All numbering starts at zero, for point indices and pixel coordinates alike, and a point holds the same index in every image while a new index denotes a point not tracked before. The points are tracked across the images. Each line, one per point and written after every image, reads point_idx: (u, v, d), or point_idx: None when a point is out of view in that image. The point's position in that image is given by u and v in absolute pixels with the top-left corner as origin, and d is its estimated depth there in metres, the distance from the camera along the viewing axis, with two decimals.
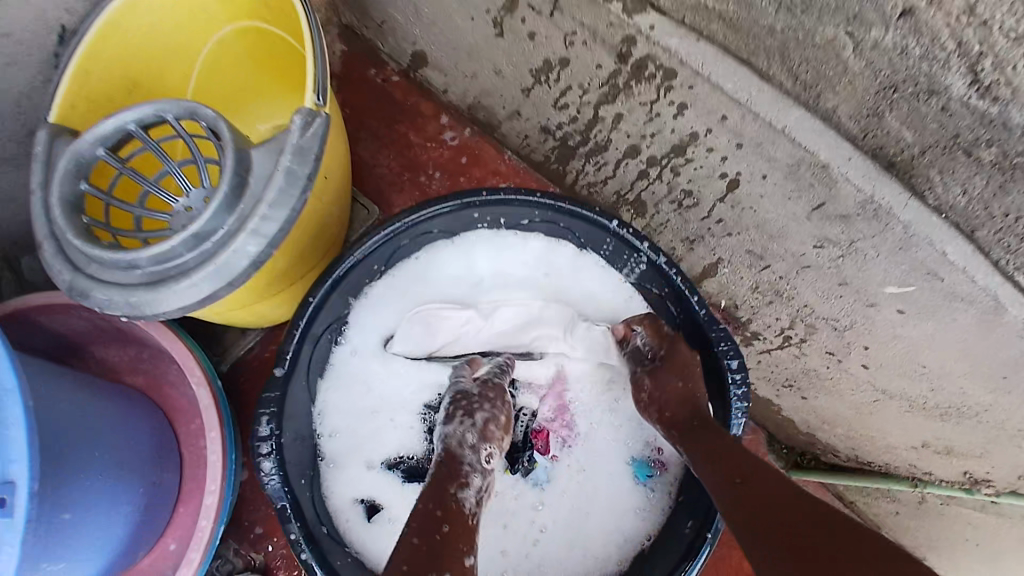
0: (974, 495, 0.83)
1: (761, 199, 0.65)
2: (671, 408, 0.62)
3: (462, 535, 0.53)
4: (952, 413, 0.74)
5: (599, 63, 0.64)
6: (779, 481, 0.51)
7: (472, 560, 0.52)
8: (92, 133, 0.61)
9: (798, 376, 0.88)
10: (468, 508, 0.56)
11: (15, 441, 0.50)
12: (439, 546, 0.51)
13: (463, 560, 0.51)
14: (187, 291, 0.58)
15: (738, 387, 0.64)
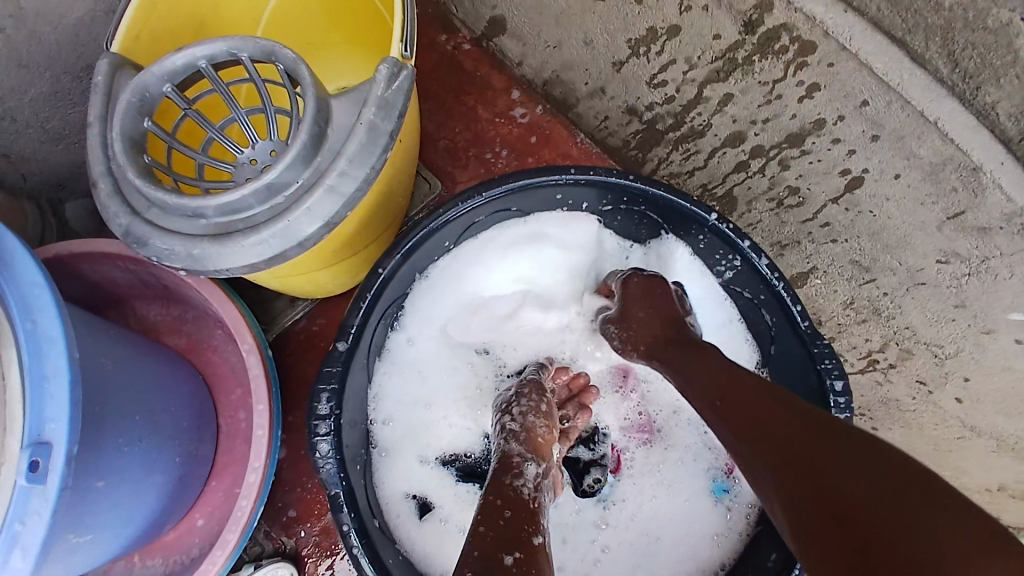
0: None
1: (886, 201, 0.62)
2: (645, 335, 0.58)
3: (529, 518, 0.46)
4: None
5: (719, 33, 0.63)
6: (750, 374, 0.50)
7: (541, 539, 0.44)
8: (162, 68, 0.56)
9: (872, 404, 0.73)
10: (526, 493, 0.49)
11: (56, 398, 0.46)
12: (512, 523, 0.44)
13: (532, 539, 0.43)
14: (256, 247, 0.53)
15: (844, 413, 0.58)
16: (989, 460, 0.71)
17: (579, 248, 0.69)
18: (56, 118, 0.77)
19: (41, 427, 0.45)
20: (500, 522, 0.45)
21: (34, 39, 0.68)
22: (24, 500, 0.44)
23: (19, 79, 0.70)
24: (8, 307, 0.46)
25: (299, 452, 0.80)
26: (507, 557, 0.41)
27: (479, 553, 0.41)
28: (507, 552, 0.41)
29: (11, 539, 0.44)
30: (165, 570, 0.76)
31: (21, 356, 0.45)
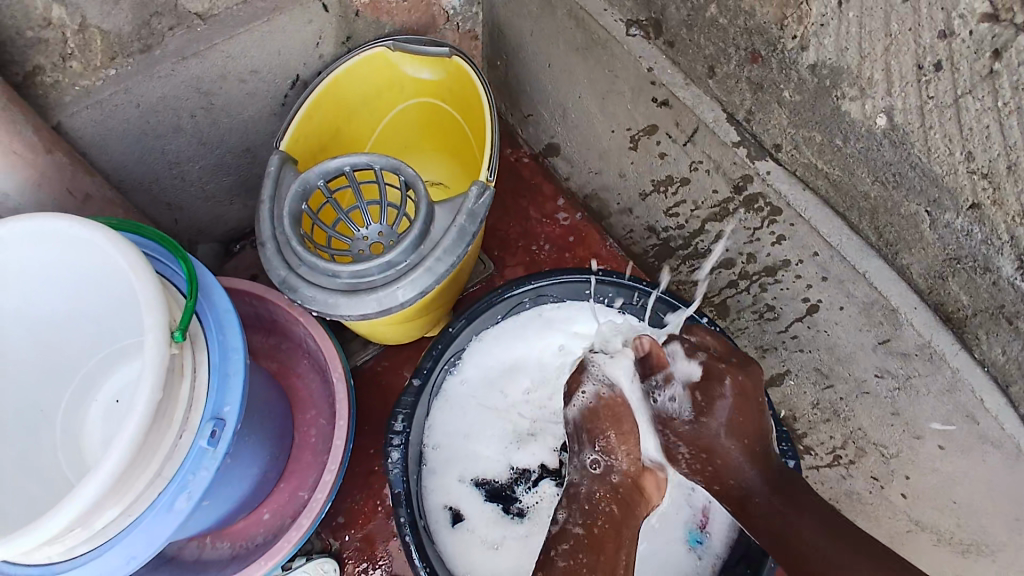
0: None
1: (835, 325, 0.75)
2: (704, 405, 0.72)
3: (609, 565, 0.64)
4: (975, 549, 0.74)
5: (716, 189, 0.80)
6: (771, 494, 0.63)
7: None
8: (321, 170, 0.79)
9: (841, 497, 0.88)
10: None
11: (233, 387, 0.66)
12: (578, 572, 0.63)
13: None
14: (371, 303, 0.73)
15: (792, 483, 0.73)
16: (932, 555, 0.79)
17: None
18: (213, 183, 0.98)
19: (219, 407, 0.64)
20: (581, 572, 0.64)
21: (214, 124, 0.89)
22: (198, 458, 0.62)
23: (197, 151, 0.91)
24: (207, 322, 0.67)
25: (354, 468, 0.98)
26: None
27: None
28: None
29: (183, 487, 0.61)
30: (231, 552, 0.92)
31: (212, 357, 0.66)
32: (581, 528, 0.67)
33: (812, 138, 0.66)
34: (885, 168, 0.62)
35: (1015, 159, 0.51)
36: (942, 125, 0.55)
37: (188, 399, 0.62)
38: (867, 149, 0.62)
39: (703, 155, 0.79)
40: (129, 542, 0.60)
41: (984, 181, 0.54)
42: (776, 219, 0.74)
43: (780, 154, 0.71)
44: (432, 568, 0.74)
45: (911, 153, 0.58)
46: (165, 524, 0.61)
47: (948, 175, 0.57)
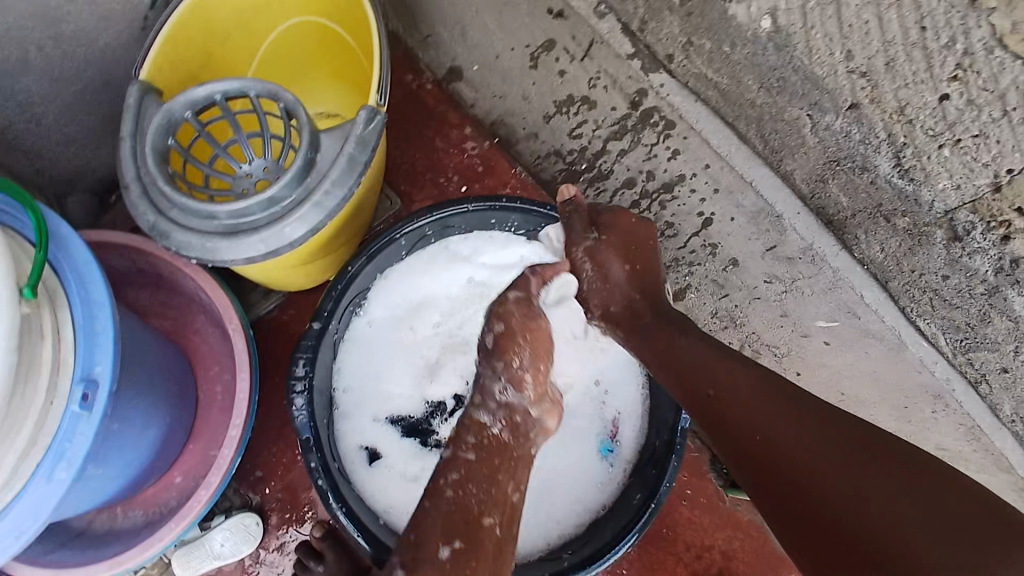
0: None
1: (728, 236, 0.80)
2: (613, 300, 0.76)
3: (499, 507, 0.66)
4: None
5: (615, 106, 0.84)
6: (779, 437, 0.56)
7: (489, 521, 0.64)
8: (186, 98, 0.72)
9: None
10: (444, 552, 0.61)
11: (102, 346, 0.60)
12: (465, 506, 0.65)
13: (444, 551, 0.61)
14: (256, 245, 0.69)
15: None
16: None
17: (504, 265, 0.87)
18: (74, 125, 0.88)
19: (90, 368, 0.59)
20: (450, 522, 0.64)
21: (65, 57, 0.79)
22: (72, 423, 0.58)
23: (51, 90, 0.81)
24: (65, 278, 0.61)
25: (268, 422, 0.96)
26: (445, 548, 0.61)
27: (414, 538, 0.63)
28: (447, 545, 0.61)
29: (59, 456, 0.57)
30: (144, 519, 0.89)
31: (76, 315, 0.60)
32: (451, 494, 0.65)
33: (704, 46, 0.70)
34: (771, 73, 0.66)
35: (893, 54, 0.55)
36: (823, 24, 0.57)
37: (51, 363, 0.57)
38: (752, 55, 0.66)
39: (600, 70, 0.84)
40: (8, 519, 0.56)
41: (863, 79, 0.58)
42: (670, 133, 0.81)
43: (672, 65, 0.76)
44: (349, 508, 0.76)
45: (793, 55, 0.62)
46: (47, 496, 0.57)
47: (828, 76, 0.61)
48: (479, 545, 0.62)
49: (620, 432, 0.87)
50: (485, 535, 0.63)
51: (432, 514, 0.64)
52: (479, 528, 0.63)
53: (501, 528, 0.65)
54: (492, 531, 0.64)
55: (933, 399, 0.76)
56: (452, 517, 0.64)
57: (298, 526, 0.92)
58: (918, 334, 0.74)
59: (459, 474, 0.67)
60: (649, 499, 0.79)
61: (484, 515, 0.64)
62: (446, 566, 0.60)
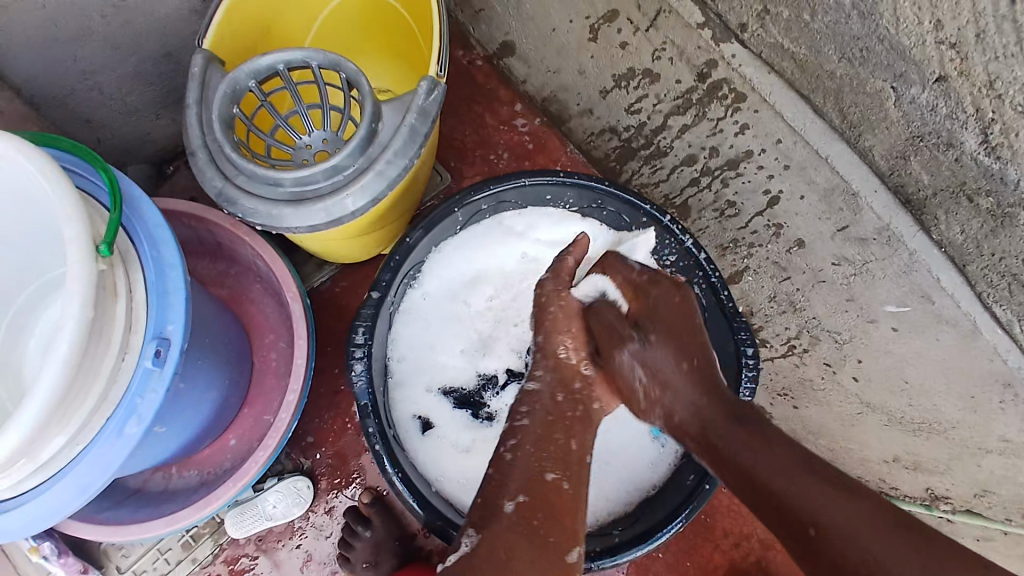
0: (933, 512, 0.82)
1: (795, 215, 0.78)
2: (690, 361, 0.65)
3: (561, 463, 0.66)
4: (925, 428, 0.78)
5: (679, 78, 0.81)
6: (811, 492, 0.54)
7: (553, 477, 0.64)
8: (250, 67, 0.72)
9: (793, 386, 0.86)
10: (507, 505, 0.62)
11: (174, 305, 0.61)
12: (529, 463, 0.65)
13: (504, 505, 0.62)
14: (319, 213, 0.69)
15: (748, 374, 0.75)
16: (883, 435, 0.81)
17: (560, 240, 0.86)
18: (135, 95, 0.89)
19: (162, 326, 0.60)
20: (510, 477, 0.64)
21: (129, 26, 0.80)
22: (144, 380, 0.59)
23: (113, 59, 0.82)
24: (139, 238, 0.62)
25: (319, 391, 0.97)
26: (508, 504, 0.62)
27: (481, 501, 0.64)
28: (508, 502, 0.62)
29: (131, 411, 0.58)
30: (199, 480, 0.91)
31: (148, 274, 0.61)
32: (509, 453, 0.66)
33: (779, 15, 0.69)
34: (852, 43, 0.64)
35: (983, 27, 0.53)
36: None
37: (125, 319, 0.58)
38: (834, 23, 0.64)
39: (665, 40, 0.81)
40: (83, 468, 0.58)
41: (952, 51, 0.57)
42: (740, 106, 0.78)
43: (745, 34, 0.75)
44: (405, 474, 0.76)
45: (879, 25, 0.60)
46: (117, 448, 0.58)
47: (915, 47, 0.59)
48: (547, 501, 0.62)
49: None
50: (552, 490, 0.63)
51: (504, 473, 0.64)
52: (543, 483, 0.63)
53: (569, 483, 0.64)
54: (558, 485, 0.64)
55: (1003, 390, 0.71)
56: (515, 473, 0.64)
57: (346, 490, 0.94)
58: (992, 321, 0.70)
59: (516, 438, 0.67)
60: (704, 479, 0.77)
61: (547, 471, 0.64)
62: (511, 519, 0.61)
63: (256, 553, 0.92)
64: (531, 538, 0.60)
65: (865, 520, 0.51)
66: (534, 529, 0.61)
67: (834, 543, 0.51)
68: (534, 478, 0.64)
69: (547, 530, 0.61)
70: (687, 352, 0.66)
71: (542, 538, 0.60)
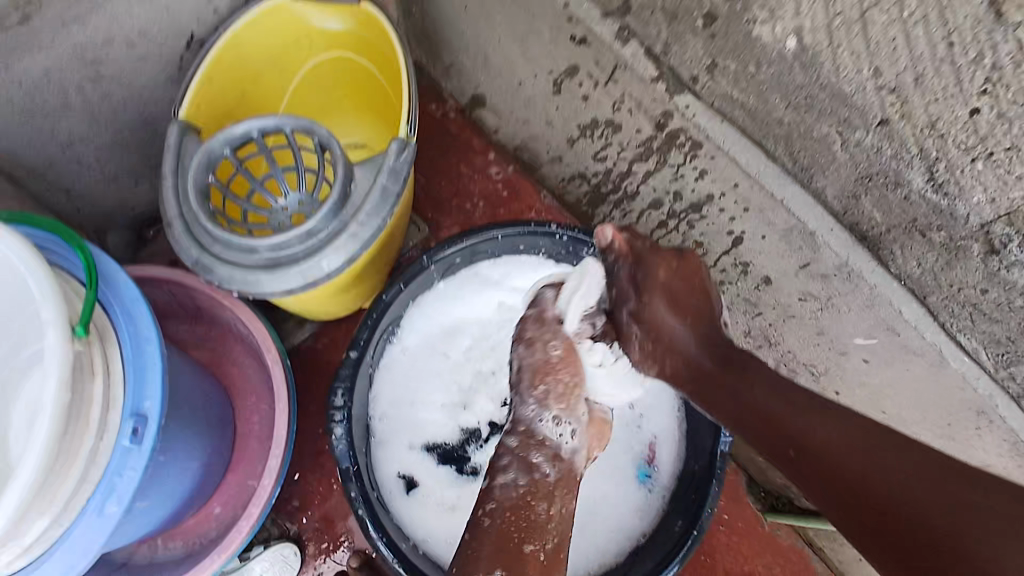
0: None
1: (759, 254, 0.80)
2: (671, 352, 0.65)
3: (538, 532, 0.64)
4: None
5: (640, 128, 0.84)
6: (814, 414, 0.55)
7: (531, 547, 0.62)
8: (225, 136, 0.74)
9: None
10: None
11: (151, 381, 0.62)
12: (503, 532, 0.63)
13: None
14: (295, 276, 0.71)
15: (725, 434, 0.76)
16: None
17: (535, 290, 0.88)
18: (114, 162, 0.91)
19: (139, 403, 0.61)
20: (491, 541, 0.63)
21: (106, 98, 0.83)
22: (123, 457, 0.59)
23: (91, 130, 0.84)
24: (116, 315, 0.63)
25: (305, 449, 0.96)
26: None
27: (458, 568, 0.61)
28: (490, 571, 0.60)
29: (110, 489, 0.58)
30: (183, 552, 0.90)
31: (125, 350, 0.62)
32: (489, 521, 0.64)
33: (728, 68, 0.69)
34: (797, 91, 0.65)
35: (922, 70, 0.54)
36: (849, 43, 0.57)
37: (103, 398, 0.58)
38: (778, 74, 0.65)
39: (623, 94, 0.82)
40: (61, 552, 0.57)
41: (892, 95, 0.57)
42: (697, 153, 0.78)
43: (697, 87, 0.74)
44: (389, 537, 0.76)
45: (820, 73, 0.61)
46: (96, 530, 0.58)
47: (857, 93, 0.60)
48: (522, 569, 0.60)
49: (658, 457, 0.86)
50: (529, 562, 0.61)
51: (478, 546, 0.62)
52: (522, 554, 0.61)
53: (546, 553, 0.63)
54: (536, 555, 0.62)
55: (977, 416, 0.69)
56: (494, 544, 0.62)
57: (334, 554, 0.93)
58: (959, 350, 0.67)
59: (493, 505, 0.66)
60: (690, 526, 0.77)
61: (525, 543, 0.62)
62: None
63: None
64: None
65: (852, 433, 0.53)
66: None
67: (810, 457, 0.53)
68: (509, 547, 0.62)
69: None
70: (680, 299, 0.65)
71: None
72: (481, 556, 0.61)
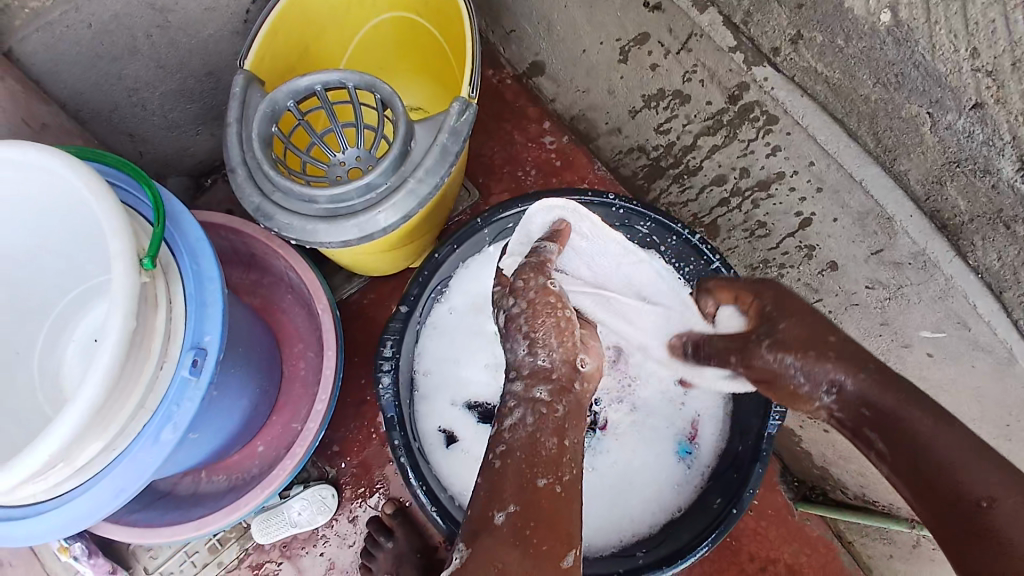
0: None
1: (828, 238, 0.76)
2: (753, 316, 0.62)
3: (554, 465, 0.54)
4: None
5: (709, 100, 0.80)
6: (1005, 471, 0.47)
7: (545, 482, 0.53)
8: (289, 88, 0.74)
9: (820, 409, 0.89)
10: (497, 520, 0.52)
11: (211, 317, 0.63)
12: (514, 466, 0.54)
13: (493, 517, 0.52)
14: (351, 229, 0.71)
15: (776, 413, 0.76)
16: None
17: None
18: (176, 111, 0.92)
19: (199, 337, 0.62)
20: (498, 475, 0.54)
21: (173, 45, 0.83)
22: (182, 388, 0.60)
23: (156, 76, 0.85)
24: (180, 252, 0.64)
25: (345, 401, 0.98)
26: (498, 515, 0.52)
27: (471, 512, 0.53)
28: (497, 512, 0.52)
29: (168, 417, 0.60)
30: (227, 484, 0.93)
31: (186, 285, 0.63)
32: (496, 457, 0.56)
33: (813, 40, 0.66)
34: (888, 68, 0.61)
35: (1021, 56, 0.50)
36: (948, 20, 0.53)
37: (165, 329, 0.60)
38: (869, 49, 0.61)
39: (696, 62, 0.79)
40: (115, 475, 0.59)
41: (989, 79, 0.53)
42: (771, 128, 0.76)
43: (778, 59, 0.71)
44: (428, 487, 0.77)
45: (914, 51, 0.57)
46: (151, 456, 0.60)
47: (952, 74, 0.56)
48: (537, 508, 0.51)
49: (699, 434, 0.85)
50: (542, 498, 0.52)
51: (486, 479, 0.54)
52: (535, 490, 0.52)
53: (564, 488, 0.53)
54: (552, 491, 0.52)
55: None
56: (500, 477, 0.54)
57: (369, 499, 0.95)
58: None
59: (503, 444, 0.55)
60: (730, 505, 0.76)
61: (538, 476, 0.53)
62: (503, 533, 0.51)
63: (280, 559, 0.94)
64: (525, 550, 0.50)
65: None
66: (527, 540, 0.50)
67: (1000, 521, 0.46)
68: (523, 475, 0.54)
69: (540, 540, 0.51)
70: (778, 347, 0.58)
71: (537, 550, 0.50)
72: (484, 496, 0.53)
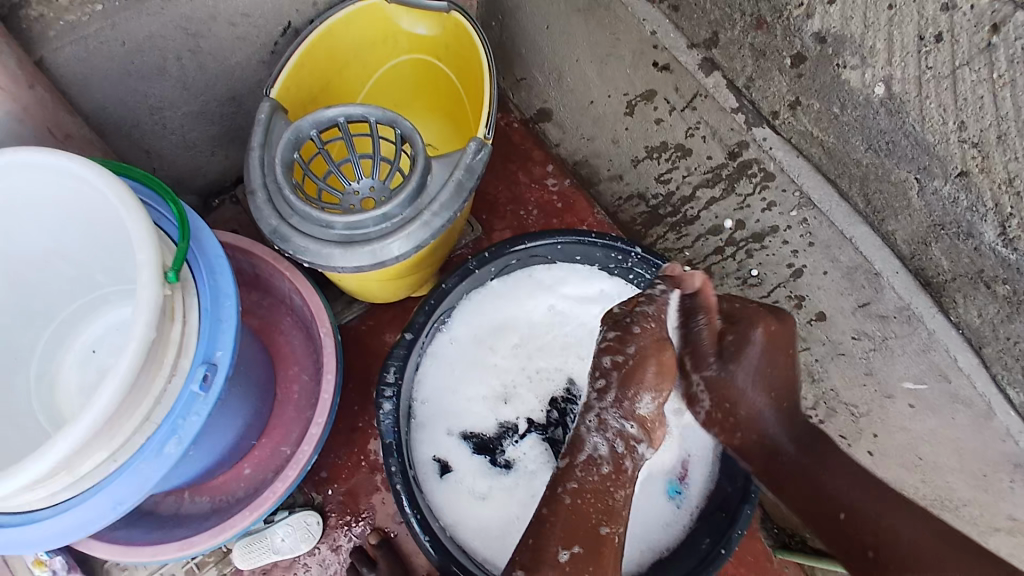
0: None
1: (818, 288, 0.79)
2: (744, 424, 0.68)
3: (613, 515, 0.62)
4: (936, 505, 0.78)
5: (710, 155, 0.85)
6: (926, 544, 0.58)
7: (606, 529, 0.61)
8: (314, 118, 0.77)
9: None
10: (562, 557, 0.59)
11: (224, 333, 0.64)
12: (582, 511, 0.61)
13: (558, 556, 0.59)
14: (364, 255, 0.73)
15: None
16: None
17: (582, 298, 0.90)
18: (195, 131, 0.94)
19: (211, 352, 0.63)
20: (569, 510, 0.61)
21: (201, 69, 0.86)
22: (189, 402, 0.61)
23: (182, 97, 0.88)
24: (199, 266, 0.65)
25: (336, 427, 0.98)
26: (564, 553, 0.59)
27: (532, 541, 0.61)
28: (565, 550, 0.59)
29: (174, 430, 0.60)
30: (211, 506, 0.92)
31: (203, 301, 0.64)
32: (569, 497, 0.62)
33: (812, 107, 0.71)
34: (879, 136, 0.66)
35: (1005, 129, 0.55)
36: (938, 96, 0.59)
37: (179, 342, 0.60)
38: (863, 117, 0.66)
39: (700, 120, 0.84)
40: (115, 488, 0.59)
41: (974, 150, 0.58)
42: (767, 185, 0.80)
43: (777, 121, 0.76)
44: (422, 516, 0.77)
45: (905, 122, 0.63)
46: (153, 469, 0.59)
47: (940, 143, 0.61)
48: (600, 556, 0.60)
49: (689, 474, 0.87)
50: (605, 543, 0.60)
51: (554, 517, 0.61)
52: (599, 536, 0.60)
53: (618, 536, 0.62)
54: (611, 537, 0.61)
55: (1013, 470, 0.69)
56: (571, 523, 0.61)
57: (356, 528, 0.94)
58: (1007, 403, 0.68)
59: (575, 482, 0.63)
60: (720, 544, 0.79)
61: (601, 525, 0.61)
62: (567, 570, 0.58)
63: None
64: None
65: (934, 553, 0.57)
66: None
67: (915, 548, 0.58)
68: (585, 524, 0.61)
69: None
70: (775, 365, 0.67)
71: None
72: (556, 532, 0.60)
